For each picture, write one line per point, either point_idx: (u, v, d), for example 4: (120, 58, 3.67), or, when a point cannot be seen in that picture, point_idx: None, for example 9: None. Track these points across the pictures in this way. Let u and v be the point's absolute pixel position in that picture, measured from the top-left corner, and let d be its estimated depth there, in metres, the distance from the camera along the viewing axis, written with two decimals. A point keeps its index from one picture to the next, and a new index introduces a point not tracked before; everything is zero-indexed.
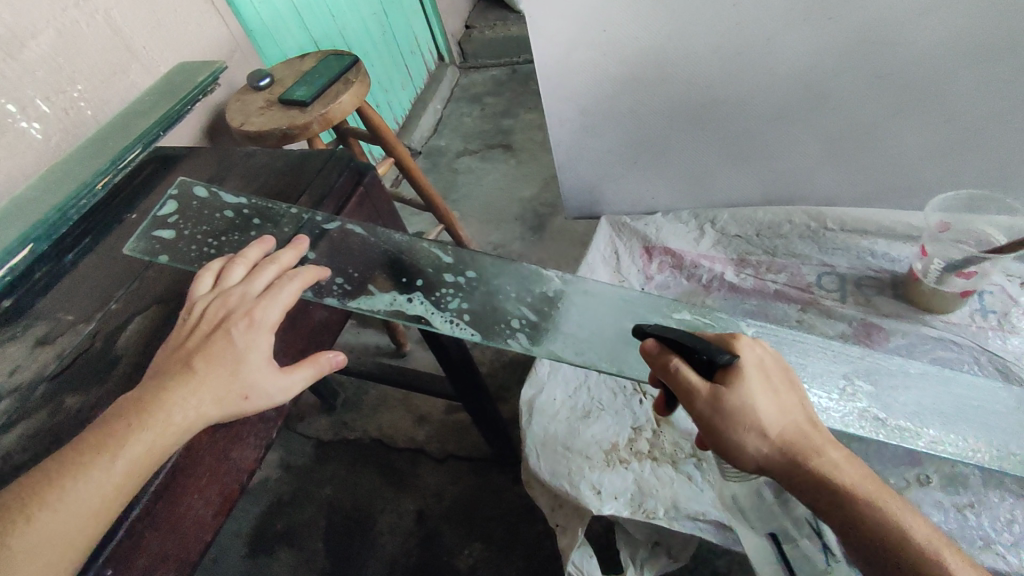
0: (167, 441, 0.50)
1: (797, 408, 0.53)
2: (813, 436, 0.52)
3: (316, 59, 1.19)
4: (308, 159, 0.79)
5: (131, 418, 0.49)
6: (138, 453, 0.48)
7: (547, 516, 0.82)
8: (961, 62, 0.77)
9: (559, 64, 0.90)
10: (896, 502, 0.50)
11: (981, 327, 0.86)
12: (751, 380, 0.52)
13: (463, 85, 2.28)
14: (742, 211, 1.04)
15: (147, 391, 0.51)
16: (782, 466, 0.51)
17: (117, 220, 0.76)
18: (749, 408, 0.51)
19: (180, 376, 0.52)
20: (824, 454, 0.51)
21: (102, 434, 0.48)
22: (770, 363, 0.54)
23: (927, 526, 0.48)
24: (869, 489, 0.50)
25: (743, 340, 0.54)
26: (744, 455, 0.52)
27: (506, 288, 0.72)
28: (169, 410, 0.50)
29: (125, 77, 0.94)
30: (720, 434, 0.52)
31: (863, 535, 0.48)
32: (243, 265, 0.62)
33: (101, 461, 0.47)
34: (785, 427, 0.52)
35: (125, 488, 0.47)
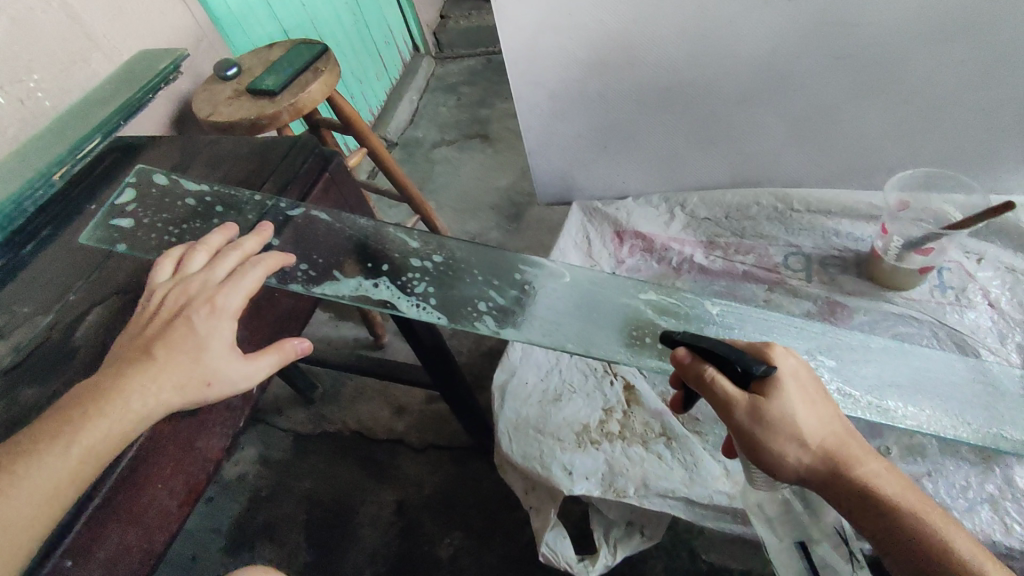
0: (125, 427, 0.49)
1: (833, 416, 0.55)
2: (850, 445, 0.54)
3: (285, 47, 1.16)
4: (274, 146, 0.78)
5: (88, 405, 0.49)
6: (94, 439, 0.47)
7: (521, 498, 0.83)
8: (918, 43, 0.79)
9: (526, 47, 0.89)
10: (931, 509, 0.52)
11: (940, 302, 0.88)
12: (789, 392, 0.52)
13: (438, 75, 2.26)
14: (711, 195, 1.05)
15: (105, 379, 0.50)
16: (821, 474, 0.53)
17: (77, 211, 0.75)
18: (787, 420, 0.52)
19: (139, 363, 0.51)
20: (860, 464, 0.53)
21: (59, 421, 0.48)
22: (804, 372, 0.55)
23: (964, 533, 0.50)
24: (905, 497, 0.52)
25: (778, 350, 0.54)
26: (783, 463, 0.53)
27: (475, 273, 0.72)
28: (126, 397, 0.49)
29: (85, 66, 0.92)
30: (758, 444, 0.53)
31: (901, 542, 0.51)
32: (205, 251, 0.61)
33: (58, 448, 0.47)
34: (821, 436, 0.53)
35: (82, 474, 0.47)
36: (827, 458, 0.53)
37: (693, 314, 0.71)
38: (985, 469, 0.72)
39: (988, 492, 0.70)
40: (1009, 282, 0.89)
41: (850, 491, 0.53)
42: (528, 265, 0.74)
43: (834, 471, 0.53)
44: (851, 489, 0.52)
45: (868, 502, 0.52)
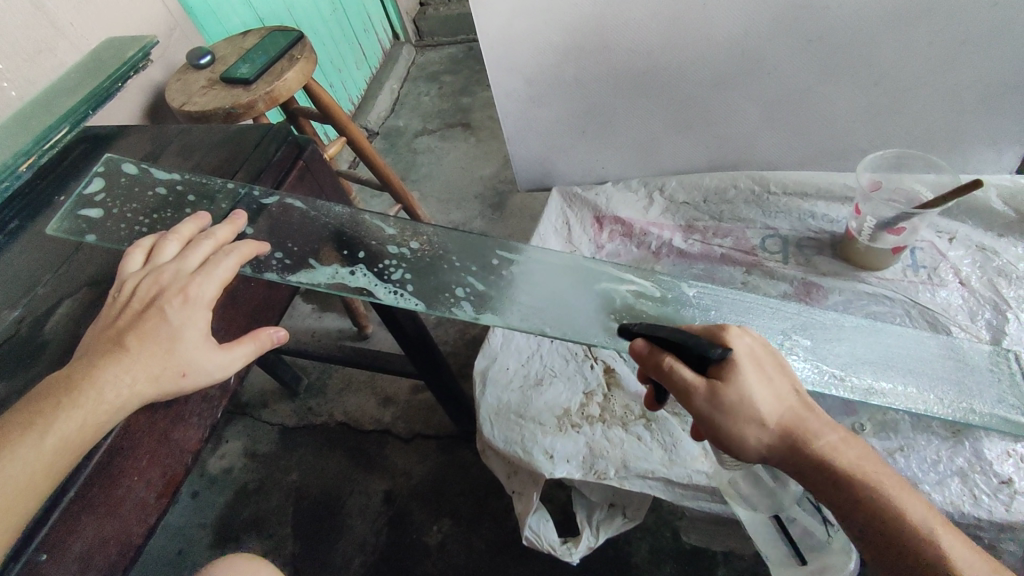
0: (98, 418, 0.48)
1: (790, 392, 0.55)
2: (808, 420, 0.54)
3: (259, 35, 1.14)
4: (247, 134, 0.76)
5: (60, 396, 0.48)
6: (67, 431, 0.47)
7: (504, 483, 0.84)
8: (888, 26, 0.79)
9: (502, 32, 0.89)
10: (887, 476, 0.53)
11: (913, 281, 0.89)
12: (747, 373, 0.53)
13: (419, 63, 2.24)
14: (689, 178, 1.06)
15: (77, 371, 0.50)
16: (782, 452, 0.54)
17: (46, 203, 0.73)
18: (747, 401, 0.53)
19: (112, 354, 0.50)
20: (819, 438, 0.54)
21: (30, 414, 0.47)
22: (759, 350, 0.55)
23: (916, 498, 0.52)
24: (863, 468, 0.53)
25: (732, 331, 0.55)
26: (746, 444, 0.54)
27: (453, 259, 0.72)
28: (100, 388, 0.49)
29: (50, 55, 0.90)
30: (720, 428, 0.54)
31: (859, 513, 0.52)
32: (176, 240, 0.60)
33: (30, 440, 0.46)
34: (780, 414, 0.54)
35: (57, 466, 0.46)
36: (786, 436, 0.54)
37: (670, 297, 0.72)
38: (955, 442, 0.73)
39: (958, 465, 0.72)
40: (980, 260, 0.90)
41: (809, 465, 0.54)
42: (507, 250, 0.74)
43: (793, 448, 0.54)
44: (810, 465, 0.54)
45: (827, 476, 0.53)
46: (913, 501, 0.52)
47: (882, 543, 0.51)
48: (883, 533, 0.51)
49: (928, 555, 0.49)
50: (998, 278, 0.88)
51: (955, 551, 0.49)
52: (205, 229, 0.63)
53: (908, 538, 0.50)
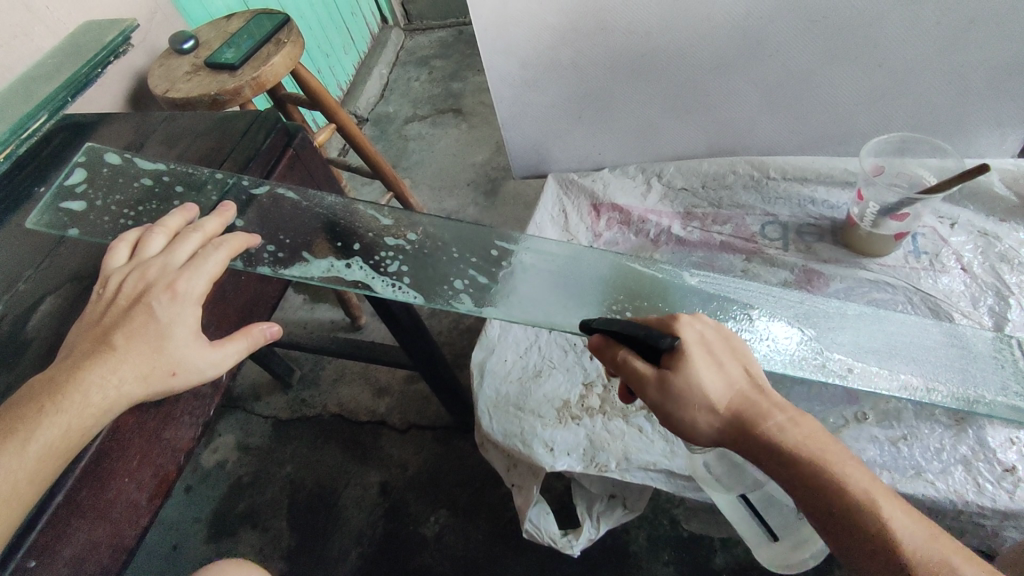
0: (85, 421, 0.46)
1: (743, 377, 0.54)
2: (758, 401, 0.53)
3: (244, 18, 1.10)
4: (234, 122, 0.74)
5: (45, 400, 0.46)
6: (52, 437, 0.45)
7: (503, 476, 0.83)
8: (892, 6, 0.78)
9: (496, 14, 0.86)
10: (836, 452, 0.50)
11: (914, 267, 0.89)
12: (696, 361, 0.53)
13: (408, 47, 2.20)
14: (688, 164, 1.04)
15: (63, 373, 0.48)
16: (731, 437, 0.53)
17: (25, 195, 0.71)
18: (695, 388, 0.52)
19: (98, 354, 0.48)
20: (766, 419, 0.52)
21: (14, 419, 0.45)
22: (711, 336, 0.55)
23: (866, 472, 0.49)
24: (812, 445, 0.50)
25: (681, 320, 0.55)
26: (697, 431, 0.53)
27: (451, 250, 0.70)
28: (86, 391, 0.46)
29: (26, 39, 0.86)
30: (673, 417, 0.53)
31: (807, 492, 0.49)
32: (162, 233, 0.57)
33: (12, 447, 0.44)
34: (732, 399, 0.53)
35: (42, 473, 0.44)
36: (736, 420, 0.52)
37: (670, 285, 0.71)
38: (958, 431, 0.73)
39: (962, 453, 0.72)
40: (982, 245, 0.90)
41: (760, 450, 0.51)
42: (505, 240, 0.72)
43: (743, 434, 0.52)
44: (759, 448, 0.51)
45: (778, 460, 0.51)
46: (860, 475, 0.48)
47: (829, 520, 0.48)
48: (829, 509, 0.48)
49: (873, 530, 0.46)
50: (1000, 264, 0.87)
51: (901, 524, 0.46)
52: (192, 221, 0.61)
53: (855, 514, 0.47)
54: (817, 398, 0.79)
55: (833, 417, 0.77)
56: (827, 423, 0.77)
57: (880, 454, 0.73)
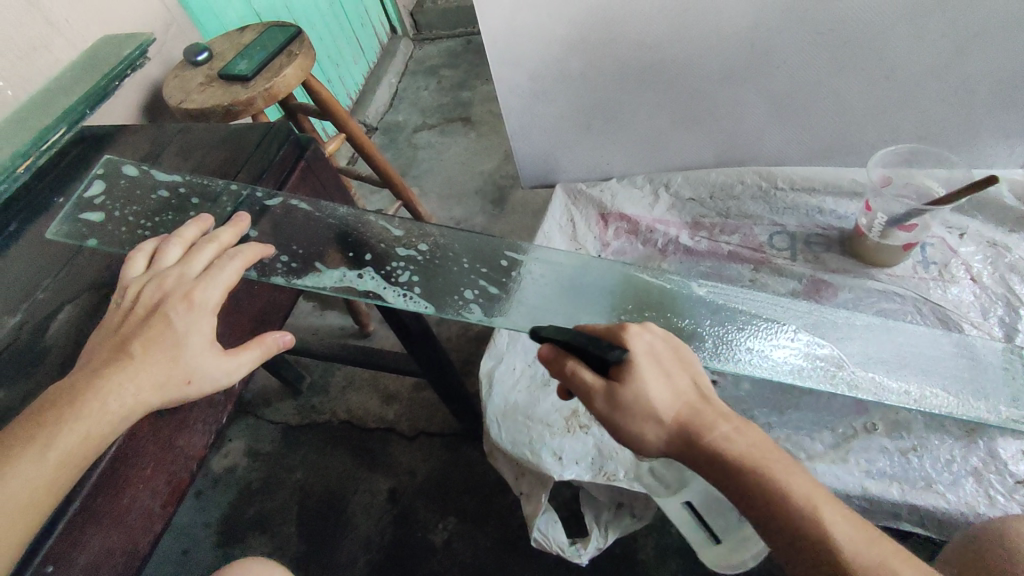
0: (101, 430, 0.47)
1: (691, 389, 0.53)
2: (705, 413, 0.52)
3: (257, 31, 1.12)
4: (248, 134, 0.75)
5: (64, 407, 0.47)
6: (70, 445, 0.46)
7: (511, 484, 0.83)
8: (899, 18, 0.78)
9: (505, 27, 0.87)
10: (779, 459, 0.50)
11: (923, 278, 0.89)
12: (644, 372, 0.51)
13: (417, 57, 2.22)
14: (695, 174, 1.05)
15: (81, 382, 0.48)
16: (678, 451, 0.51)
17: (46, 205, 0.72)
18: (644, 400, 0.51)
19: (116, 363, 0.49)
20: (713, 431, 0.51)
21: (34, 426, 0.46)
22: (658, 347, 0.54)
23: (813, 482, 0.49)
24: (757, 453, 0.50)
25: (631, 330, 0.53)
26: (644, 444, 0.52)
27: (461, 260, 0.71)
28: (103, 399, 0.47)
29: (46, 52, 0.88)
30: (621, 430, 0.52)
31: (757, 506, 0.48)
32: (179, 244, 0.59)
33: (32, 454, 0.45)
34: (680, 411, 0.52)
35: (60, 480, 0.45)
36: (683, 434, 0.51)
37: (678, 296, 0.71)
38: (968, 442, 0.73)
39: (972, 465, 0.71)
40: (991, 256, 0.90)
41: (708, 463, 0.50)
42: (514, 250, 0.73)
43: (691, 447, 0.51)
44: (707, 460, 0.50)
45: (725, 473, 0.50)
46: (803, 483, 0.48)
47: (779, 536, 0.48)
48: (782, 524, 0.47)
49: (822, 543, 0.46)
50: (1010, 274, 0.87)
51: (848, 536, 0.46)
52: (207, 232, 0.62)
53: (805, 528, 0.46)
54: (826, 409, 0.79)
55: (842, 427, 0.77)
56: (836, 433, 0.76)
57: (890, 466, 0.73)
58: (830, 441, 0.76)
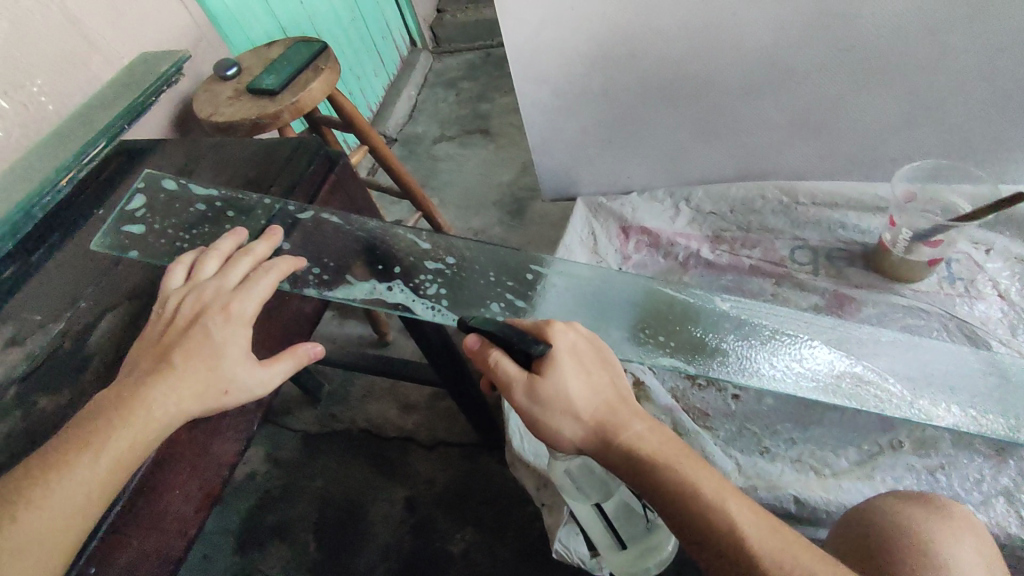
0: (147, 436, 0.49)
1: (609, 387, 0.56)
2: (619, 410, 0.55)
3: (284, 46, 1.15)
4: (279, 148, 0.77)
5: (112, 415, 0.49)
6: (118, 450, 0.48)
7: (533, 496, 0.83)
8: (922, 35, 0.78)
9: (529, 43, 0.88)
10: (688, 457, 0.53)
11: (949, 294, 0.88)
12: (565, 368, 0.54)
13: (437, 70, 2.25)
14: (716, 188, 1.06)
15: (128, 390, 0.50)
16: (592, 443, 0.54)
17: (84, 217, 0.75)
18: (562, 394, 0.54)
19: (159, 372, 0.51)
20: (625, 428, 0.54)
21: (81, 433, 0.48)
22: (583, 345, 0.57)
23: (713, 474, 0.52)
24: (666, 451, 0.53)
25: (557, 327, 0.56)
26: (560, 436, 0.54)
27: (487, 273, 0.72)
28: (148, 407, 0.49)
29: (85, 69, 0.92)
30: (536, 421, 0.54)
31: (661, 497, 0.51)
32: (216, 257, 0.61)
33: (84, 458, 0.47)
34: (596, 407, 0.55)
35: (110, 484, 0.47)
36: (598, 427, 0.54)
37: (701, 310, 0.71)
38: (999, 461, 0.72)
39: (1003, 484, 0.71)
40: (1018, 273, 0.89)
41: (619, 457, 0.53)
42: (538, 264, 0.74)
43: (603, 441, 0.54)
44: (618, 454, 0.53)
45: (635, 467, 0.52)
46: (710, 479, 0.51)
47: (683, 525, 0.50)
48: (683, 514, 0.50)
49: (721, 529, 0.48)
50: None
51: (747, 522, 0.49)
52: (242, 245, 0.64)
53: (707, 515, 0.49)
54: (850, 425, 0.78)
55: (868, 444, 0.76)
56: (861, 450, 0.76)
57: (918, 484, 0.72)
58: (855, 458, 0.76)
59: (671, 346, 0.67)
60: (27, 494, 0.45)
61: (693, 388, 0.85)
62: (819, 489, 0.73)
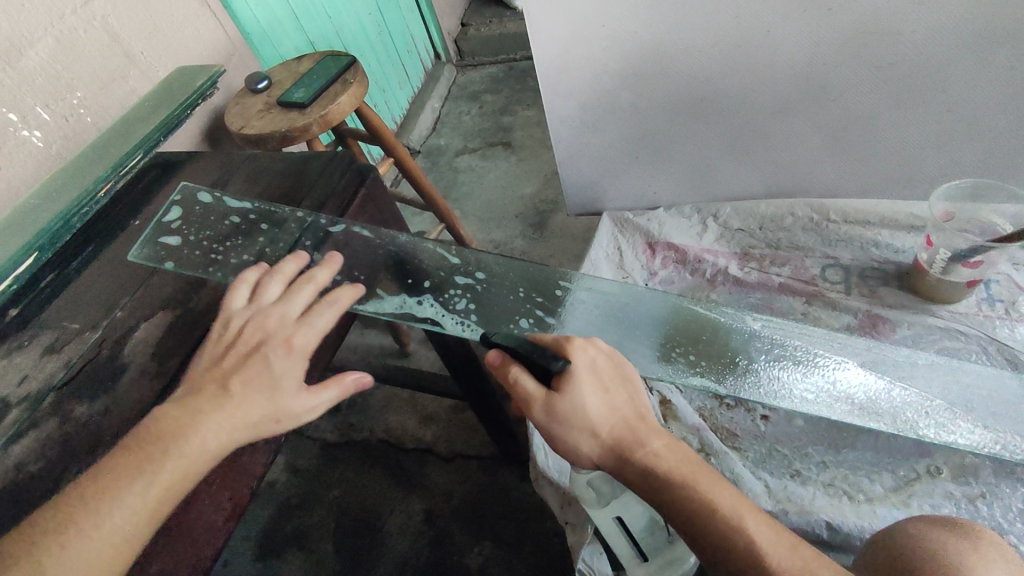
0: (198, 466, 0.49)
1: (627, 403, 0.56)
2: (638, 427, 0.55)
3: (313, 60, 1.17)
4: (311, 162, 0.79)
5: (164, 442, 0.48)
6: (169, 480, 0.47)
7: (556, 514, 0.82)
8: (962, 53, 0.77)
9: (558, 59, 0.89)
10: (705, 472, 0.53)
11: (988, 316, 0.86)
12: (584, 385, 0.54)
13: (461, 83, 2.27)
14: (745, 205, 1.05)
15: (181, 416, 0.50)
16: (612, 462, 0.54)
17: (120, 227, 0.76)
18: (581, 412, 0.54)
19: (217, 399, 0.52)
20: (644, 446, 0.54)
21: (132, 458, 0.47)
22: (601, 363, 0.56)
23: (730, 489, 0.52)
24: (683, 467, 0.53)
25: (575, 344, 0.56)
26: (580, 454, 0.55)
27: (516, 289, 0.72)
28: (201, 436, 0.49)
29: (124, 83, 0.94)
30: (555, 438, 0.55)
31: (681, 515, 0.51)
32: (278, 282, 0.62)
33: (136, 487, 0.46)
34: (615, 424, 0.55)
35: (158, 514, 0.47)
36: (617, 445, 0.54)
37: (732, 329, 0.70)
38: None
39: None
40: None
41: (637, 474, 0.53)
42: (566, 280, 0.74)
43: (621, 458, 0.54)
44: (636, 471, 0.53)
45: (654, 484, 0.52)
46: (727, 493, 0.51)
47: (702, 543, 0.50)
48: (700, 531, 0.50)
49: (741, 547, 0.49)
50: None
51: (766, 539, 0.49)
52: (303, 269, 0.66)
53: (726, 533, 0.49)
54: (885, 449, 0.76)
55: (904, 470, 0.74)
56: (897, 476, 0.74)
57: (957, 512, 0.70)
58: (891, 484, 0.73)
59: (702, 366, 0.66)
60: (75, 521, 0.44)
61: (722, 407, 0.84)
62: (852, 515, 0.71)
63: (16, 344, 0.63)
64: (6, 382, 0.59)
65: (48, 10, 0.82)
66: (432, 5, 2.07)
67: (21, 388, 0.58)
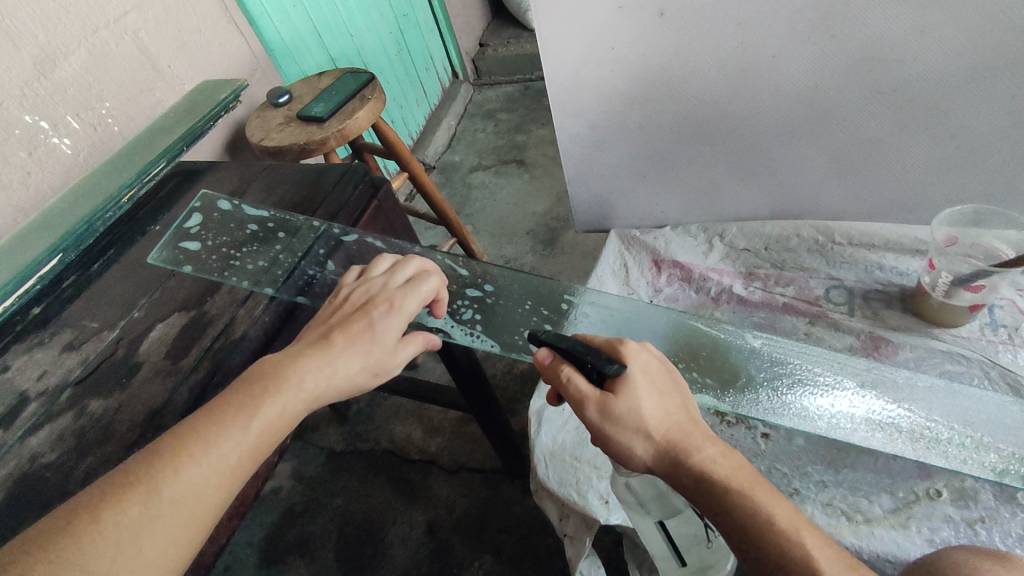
0: (298, 406, 0.50)
1: (681, 409, 0.55)
2: (693, 434, 0.53)
3: (333, 76, 1.21)
4: (327, 174, 0.83)
5: (265, 382, 0.49)
6: (270, 417, 0.48)
7: (557, 526, 0.83)
8: (962, 81, 0.78)
9: (569, 80, 0.91)
10: (760, 485, 0.51)
11: (991, 340, 0.86)
12: (638, 387, 0.54)
13: (477, 101, 2.32)
14: (751, 226, 1.07)
15: (280, 362, 0.52)
16: (665, 464, 0.53)
17: (140, 233, 0.79)
18: (634, 411, 0.53)
19: (321, 348, 0.53)
20: (698, 451, 0.52)
21: (238, 397, 0.49)
22: (655, 368, 0.56)
23: (786, 504, 0.50)
24: (738, 478, 0.51)
25: (629, 347, 0.56)
26: (632, 457, 0.53)
27: (524, 302, 0.74)
28: (301, 378, 0.50)
29: (150, 94, 0.98)
30: (611, 440, 0.54)
31: (732, 523, 0.49)
32: (387, 260, 0.65)
33: (239, 421, 0.47)
34: (668, 428, 0.53)
35: (256, 451, 0.48)
36: (671, 449, 0.53)
37: (732, 346, 0.72)
38: None
39: None
40: None
41: (690, 481, 0.51)
42: (571, 293, 0.76)
43: (673, 463, 0.52)
44: (690, 478, 0.51)
45: (707, 492, 0.50)
46: (783, 508, 0.49)
47: (753, 553, 0.48)
48: (753, 541, 0.48)
49: (796, 559, 0.46)
50: None
51: (825, 556, 0.47)
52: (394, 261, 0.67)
53: (781, 543, 0.47)
54: (885, 470, 0.76)
55: (903, 491, 0.74)
56: (896, 498, 0.74)
57: (954, 536, 0.69)
58: (889, 506, 0.73)
59: (703, 381, 0.67)
60: (187, 448, 0.45)
61: (722, 425, 0.85)
62: (851, 535, 0.71)
63: (38, 341, 0.65)
64: (27, 377, 0.62)
65: (83, 24, 0.86)
66: (451, 26, 2.13)
67: (41, 383, 0.60)
